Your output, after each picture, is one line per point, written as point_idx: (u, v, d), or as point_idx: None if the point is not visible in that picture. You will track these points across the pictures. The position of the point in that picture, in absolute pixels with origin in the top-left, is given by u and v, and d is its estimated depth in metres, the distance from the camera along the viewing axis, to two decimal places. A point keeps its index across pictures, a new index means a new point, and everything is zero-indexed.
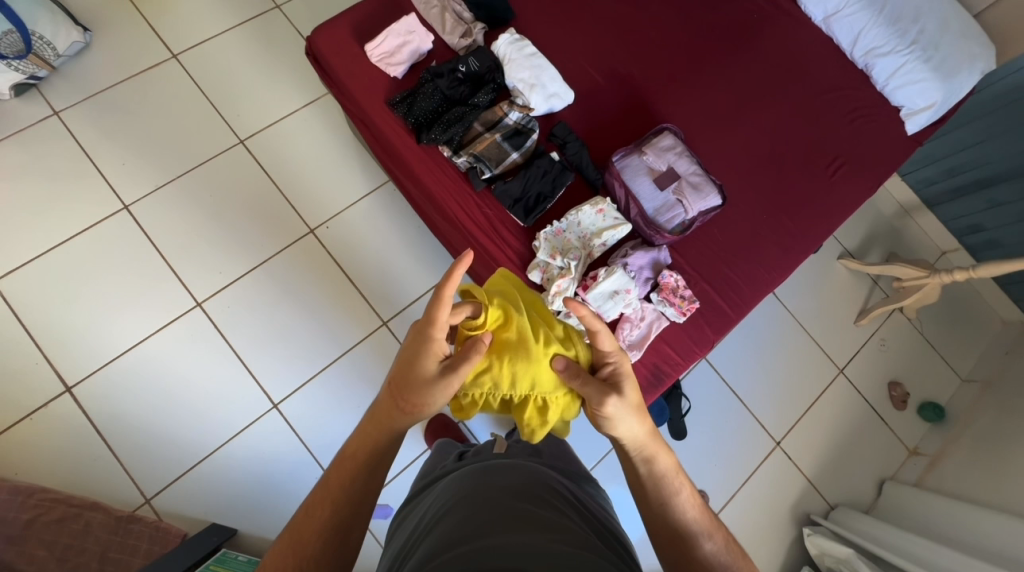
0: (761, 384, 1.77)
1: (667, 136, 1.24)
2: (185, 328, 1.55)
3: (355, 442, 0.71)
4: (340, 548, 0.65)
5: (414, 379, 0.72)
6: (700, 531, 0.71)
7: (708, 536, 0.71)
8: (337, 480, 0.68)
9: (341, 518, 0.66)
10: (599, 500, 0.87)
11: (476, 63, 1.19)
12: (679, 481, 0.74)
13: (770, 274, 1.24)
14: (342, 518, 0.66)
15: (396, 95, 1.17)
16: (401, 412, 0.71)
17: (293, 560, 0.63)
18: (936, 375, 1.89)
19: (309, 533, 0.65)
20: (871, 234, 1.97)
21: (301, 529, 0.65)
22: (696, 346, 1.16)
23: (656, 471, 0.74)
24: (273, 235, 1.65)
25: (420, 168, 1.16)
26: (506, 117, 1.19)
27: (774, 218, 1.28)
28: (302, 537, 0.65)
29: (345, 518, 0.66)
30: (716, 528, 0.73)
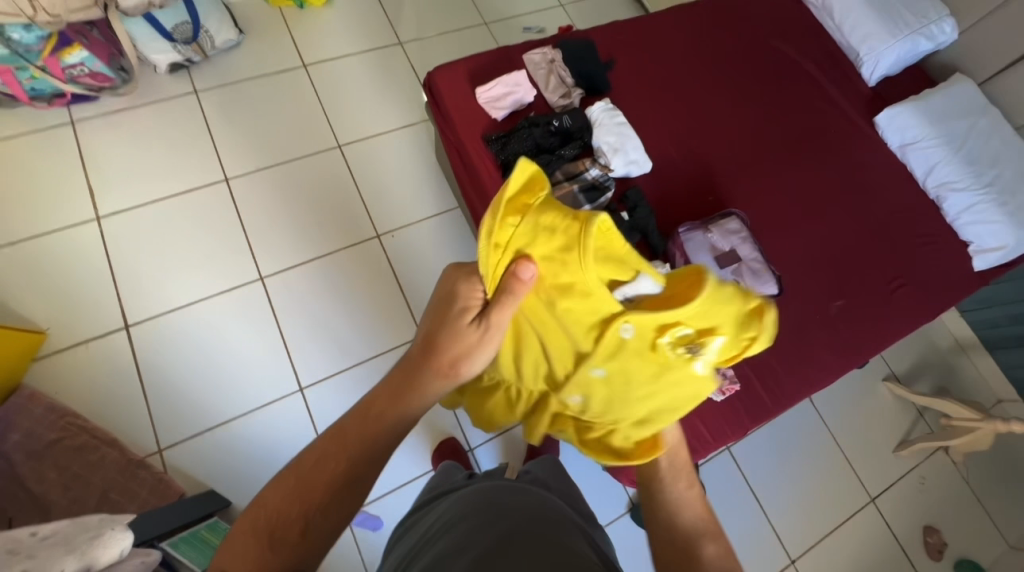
0: (784, 490, 1.67)
1: (734, 220, 1.30)
2: (244, 296, 1.65)
3: (380, 392, 0.67)
4: (343, 503, 0.60)
5: (452, 336, 0.70)
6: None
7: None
8: (354, 429, 0.64)
9: (352, 471, 0.61)
10: (608, 541, 0.81)
11: (570, 121, 1.32)
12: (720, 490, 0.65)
13: (816, 375, 1.22)
14: (353, 476, 0.61)
15: (493, 134, 1.30)
16: (440, 369, 0.69)
17: (296, 511, 0.58)
18: (977, 530, 1.73)
19: (319, 481, 0.60)
20: (921, 362, 1.91)
21: (311, 476, 0.60)
22: (730, 430, 1.14)
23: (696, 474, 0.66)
24: (343, 233, 1.78)
25: None
26: (586, 171, 1.28)
27: (827, 320, 1.29)
28: (310, 484, 0.60)
29: (354, 470, 0.61)
30: None
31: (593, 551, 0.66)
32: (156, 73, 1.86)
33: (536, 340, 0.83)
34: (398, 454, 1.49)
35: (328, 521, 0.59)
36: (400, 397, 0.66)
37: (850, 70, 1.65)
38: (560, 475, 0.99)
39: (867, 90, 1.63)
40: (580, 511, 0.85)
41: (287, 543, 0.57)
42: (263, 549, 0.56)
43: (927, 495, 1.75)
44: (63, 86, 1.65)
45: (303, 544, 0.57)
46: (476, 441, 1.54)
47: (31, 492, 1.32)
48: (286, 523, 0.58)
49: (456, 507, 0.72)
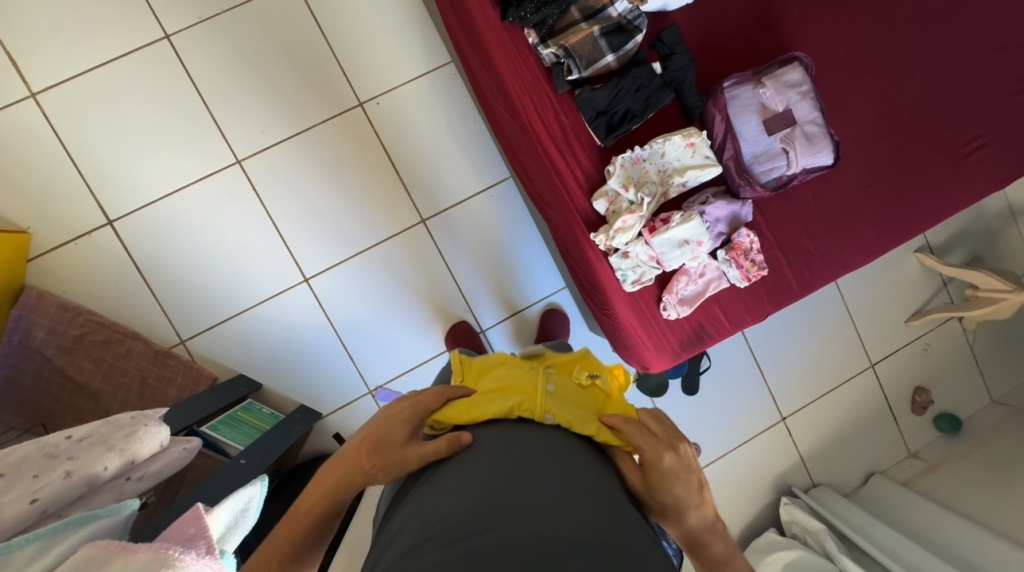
0: (787, 360, 1.73)
1: (795, 68, 1.03)
2: (224, 183, 1.50)
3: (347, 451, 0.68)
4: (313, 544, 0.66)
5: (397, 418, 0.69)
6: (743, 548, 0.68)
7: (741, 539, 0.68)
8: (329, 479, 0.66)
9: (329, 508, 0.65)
10: None
11: None
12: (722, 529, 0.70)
13: (853, 256, 1.11)
14: (326, 516, 0.65)
15: None
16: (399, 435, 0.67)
17: (282, 549, 0.63)
18: (966, 389, 1.82)
19: (298, 524, 0.64)
20: (962, 231, 1.76)
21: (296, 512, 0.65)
22: (748, 314, 1.09)
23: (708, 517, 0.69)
24: (319, 103, 1.52)
25: (498, 54, 0.99)
26: (611, 6, 0.99)
27: (881, 193, 1.12)
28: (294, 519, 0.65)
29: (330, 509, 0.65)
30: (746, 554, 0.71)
31: (606, 467, 0.66)
32: None
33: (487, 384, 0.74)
34: (413, 337, 1.60)
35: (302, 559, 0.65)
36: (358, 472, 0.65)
37: None
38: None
39: None
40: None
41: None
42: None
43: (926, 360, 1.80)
44: None
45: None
46: (487, 323, 1.62)
47: (75, 381, 1.41)
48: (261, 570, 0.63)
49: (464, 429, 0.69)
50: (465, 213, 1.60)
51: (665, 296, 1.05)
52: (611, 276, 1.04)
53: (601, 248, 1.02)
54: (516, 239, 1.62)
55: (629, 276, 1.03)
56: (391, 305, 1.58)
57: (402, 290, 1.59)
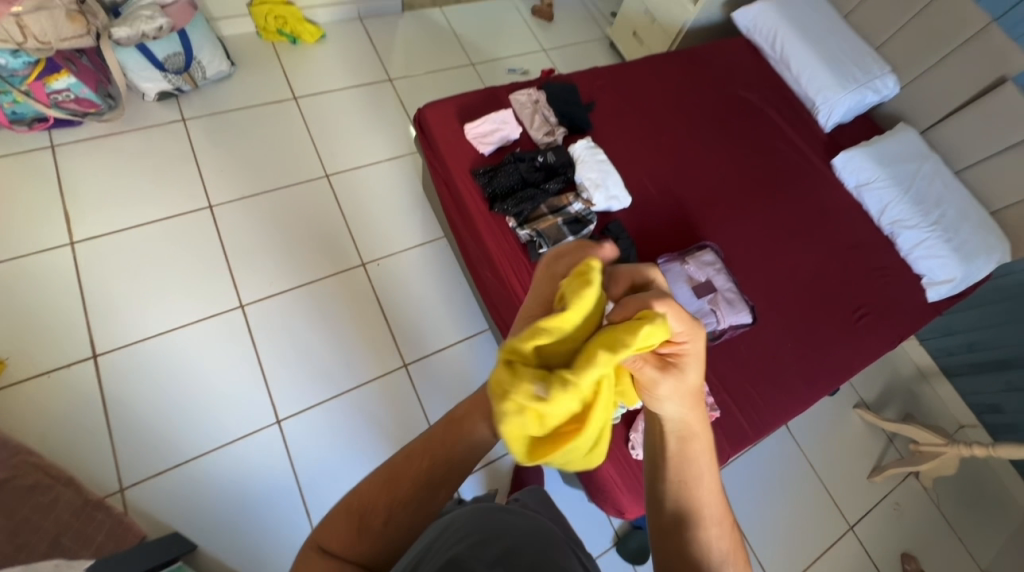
0: (766, 519, 1.69)
1: (709, 253, 1.36)
2: (222, 323, 1.62)
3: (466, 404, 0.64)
4: (431, 489, 0.61)
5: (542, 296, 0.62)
6: (721, 561, 0.61)
7: (720, 547, 0.62)
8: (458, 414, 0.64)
9: (436, 478, 0.61)
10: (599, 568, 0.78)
11: (553, 157, 1.39)
12: (707, 463, 0.64)
13: (790, 402, 1.27)
14: (436, 476, 0.61)
15: (480, 168, 1.36)
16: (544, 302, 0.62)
17: (383, 502, 0.60)
18: (951, 556, 1.77)
19: (407, 474, 0.61)
20: (888, 389, 1.99)
21: (397, 473, 0.61)
22: None
23: (682, 451, 0.64)
24: (327, 261, 1.78)
25: (486, 232, 1.29)
26: (569, 205, 1.34)
27: (799, 349, 1.35)
28: (396, 483, 0.60)
29: (439, 472, 0.61)
30: (727, 522, 0.65)
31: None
32: (144, 101, 1.87)
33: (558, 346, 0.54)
34: None
35: (410, 516, 0.60)
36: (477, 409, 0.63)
37: (808, 117, 1.79)
38: (548, 506, 0.97)
39: (824, 135, 1.77)
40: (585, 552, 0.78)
41: (375, 526, 0.59)
42: (352, 551, 0.58)
43: (901, 522, 1.79)
44: (46, 111, 1.64)
45: (387, 531, 0.59)
46: None
47: None
48: (372, 509, 0.60)
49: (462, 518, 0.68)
50: (446, 358, 1.73)
51: (632, 435, 1.13)
52: None
53: None
54: None
55: None
56: (360, 449, 1.55)
57: (375, 433, 1.57)
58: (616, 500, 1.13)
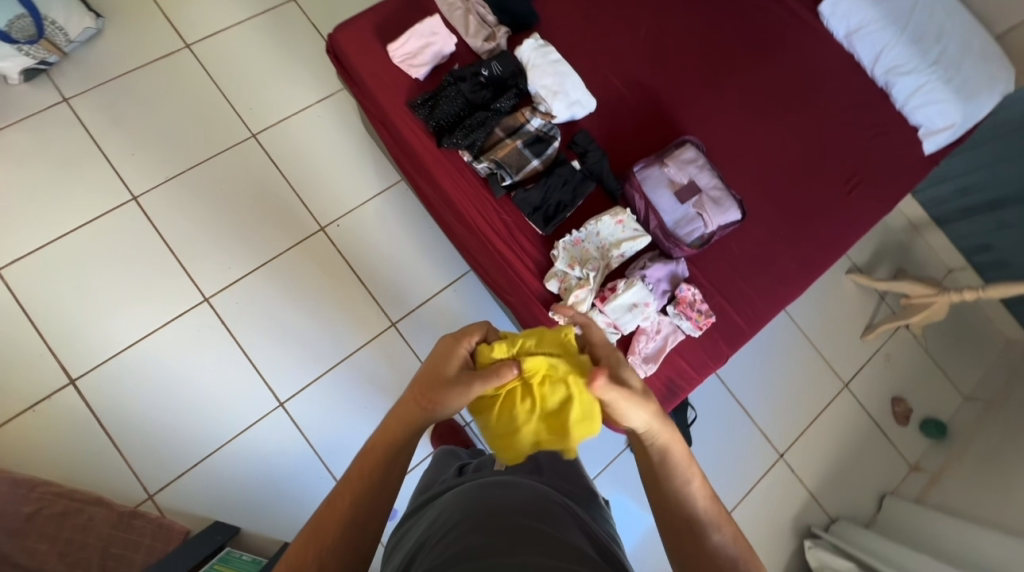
0: (766, 395, 1.78)
1: (689, 148, 1.21)
2: (192, 322, 1.53)
3: (374, 436, 0.70)
4: (353, 529, 0.64)
5: (432, 373, 0.71)
6: (732, 561, 0.67)
7: (730, 550, 0.68)
8: (377, 444, 0.70)
9: (359, 519, 0.65)
10: (609, 522, 0.77)
11: (500, 67, 1.18)
12: (690, 471, 0.72)
13: (786, 291, 1.23)
14: (360, 516, 0.65)
15: (417, 97, 1.16)
16: (420, 408, 0.69)
17: (311, 553, 0.62)
18: (938, 391, 1.89)
19: (330, 521, 0.65)
20: (880, 249, 1.97)
21: (323, 521, 0.65)
22: (711, 360, 1.15)
23: (667, 462, 0.71)
24: (282, 233, 1.63)
25: (440, 173, 1.14)
26: (527, 123, 1.17)
27: (792, 234, 1.28)
28: (322, 532, 0.64)
29: (359, 514, 0.65)
30: (725, 520, 0.70)
31: (592, 541, 0.63)
32: (9, 85, 1.57)
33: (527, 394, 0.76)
34: None
35: (338, 562, 0.63)
36: (397, 427, 0.69)
37: None
38: None
39: None
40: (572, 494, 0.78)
41: None
42: None
43: (892, 371, 1.89)
44: None
45: None
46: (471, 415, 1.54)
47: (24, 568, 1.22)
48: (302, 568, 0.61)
49: (455, 504, 0.66)
50: (434, 309, 1.68)
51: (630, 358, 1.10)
52: None
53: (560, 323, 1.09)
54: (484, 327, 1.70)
55: None
56: (369, 413, 1.57)
57: (381, 395, 1.59)
58: None
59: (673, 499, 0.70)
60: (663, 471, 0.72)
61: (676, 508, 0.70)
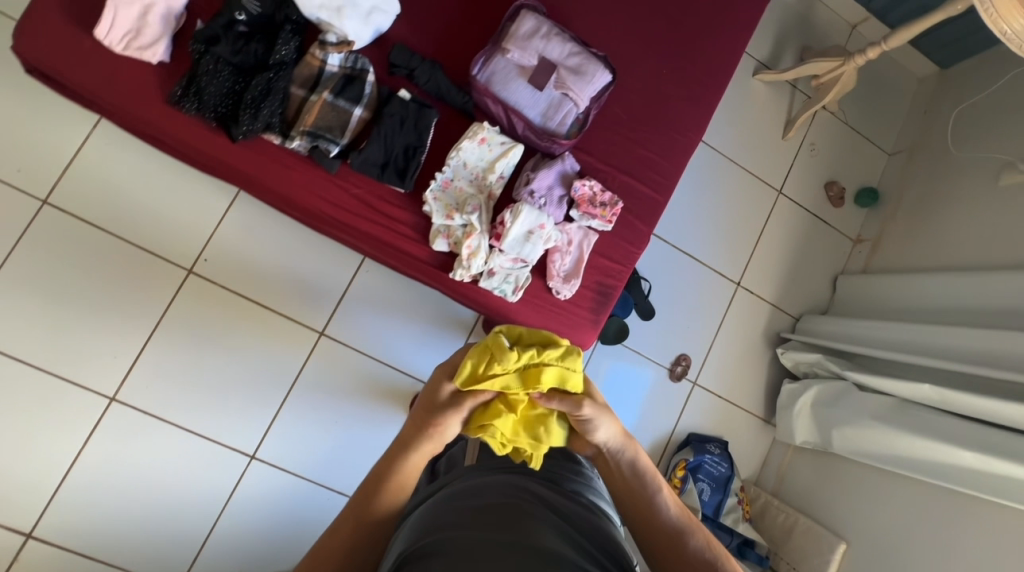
0: (709, 236, 1.76)
1: (526, 16, 0.97)
2: (114, 427, 1.38)
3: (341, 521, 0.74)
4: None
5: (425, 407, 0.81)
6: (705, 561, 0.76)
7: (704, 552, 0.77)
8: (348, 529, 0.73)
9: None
10: (580, 482, 0.84)
11: (256, 4, 0.89)
12: (658, 479, 0.83)
13: (687, 137, 1.11)
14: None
15: (174, 88, 0.88)
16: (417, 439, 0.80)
17: None
18: (865, 159, 1.89)
19: None
20: (781, 33, 1.80)
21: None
22: (633, 246, 1.07)
23: (637, 467, 0.83)
24: (151, 295, 1.41)
25: (256, 173, 0.91)
26: (326, 65, 0.92)
27: (676, 68, 1.11)
28: None
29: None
30: (695, 524, 0.81)
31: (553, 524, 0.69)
32: None
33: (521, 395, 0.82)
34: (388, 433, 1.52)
35: None
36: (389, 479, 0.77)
37: None
38: None
39: None
40: (539, 472, 0.84)
41: None
42: None
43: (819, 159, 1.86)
44: None
45: None
46: None
47: None
48: None
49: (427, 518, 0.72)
50: (355, 300, 1.53)
51: (552, 282, 1.02)
52: (493, 300, 0.99)
53: (467, 281, 0.97)
54: (416, 292, 1.59)
55: (508, 289, 0.98)
56: (345, 423, 1.52)
57: (345, 402, 1.52)
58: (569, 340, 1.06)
59: (645, 517, 0.81)
60: (637, 485, 0.83)
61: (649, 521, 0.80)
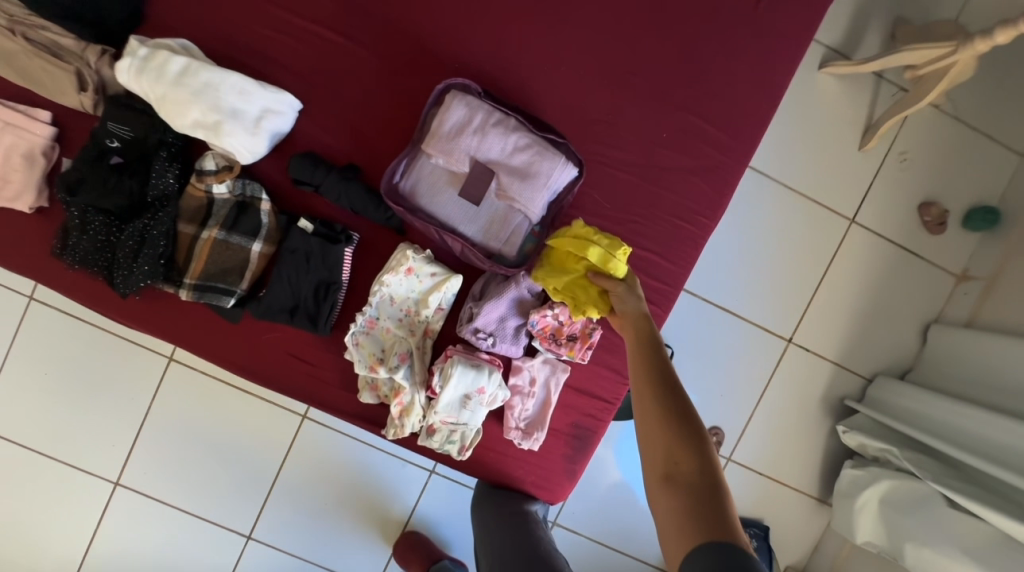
0: (756, 283, 1.38)
1: (453, 105, 0.74)
2: (122, 517, 1.09)
3: None
4: None
5: None
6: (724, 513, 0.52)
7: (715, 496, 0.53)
8: None
9: None
10: None
11: (123, 130, 0.73)
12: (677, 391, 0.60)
13: (696, 226, 0.82)
14: None
15: (54, 241, 0.76)
16: None
17: None
18: (983, 165, 1.39)
19: None
20: (862, 4, 1.31)
21: None
22: (621, 377, 0.83)
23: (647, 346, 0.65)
24: (110, 378, 1.08)
25: (157, 329, 0.79)
26: (212, 193, 0.75)
27: (680, 133, 0.81)
28: None
29: None
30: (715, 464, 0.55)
31: None
32: None
33: (570, 266, 0.73)
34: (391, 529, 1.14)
35: None
36: None
37: None
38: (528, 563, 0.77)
39: None
40: None
41: None
42: None
43: (913, 171, 1.38)
44: None
45: None
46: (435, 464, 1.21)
47: None
48: None
49: None
50: None
51: (512, 431, 0.81)
52: (437, 454, 0.82)
53: (403, 438, 0.80)
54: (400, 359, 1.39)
55: (453, 448, 0.79)
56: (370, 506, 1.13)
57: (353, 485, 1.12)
58: (545, 493, 0.86)
59: (658, 392, 0.59)
60: (651, 349, 0.65)
61: (662, 401, 0.59)
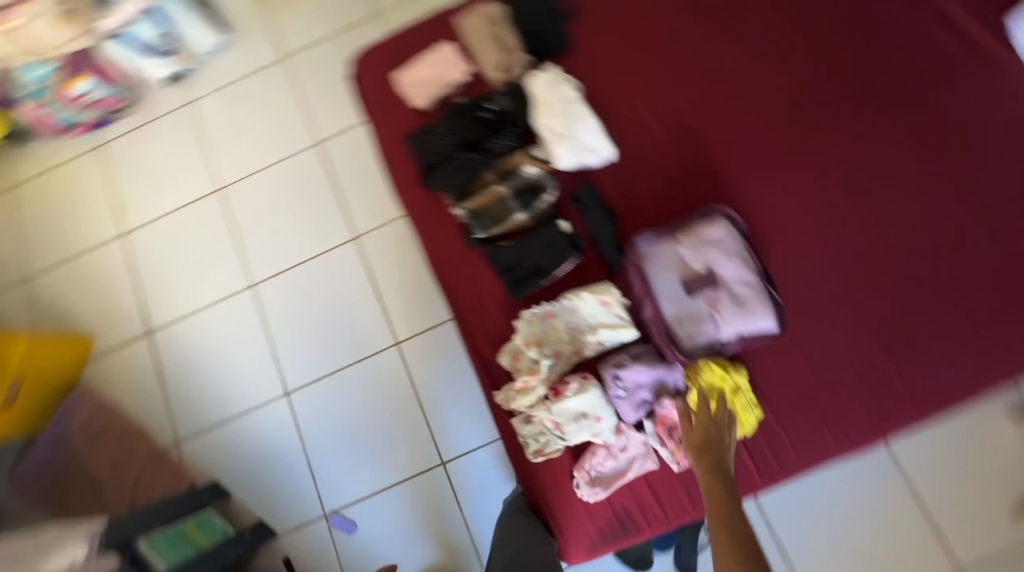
0: None
1: (719, 224, 0.93)
2: (242, 307, 1.46)
3: None
4: None
5: None
6: None
7: None
8: None
9: None
10: None
11: (507, 104, 1.05)
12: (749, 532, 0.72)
13: (832, 440, 0.89)
14: None
15: (414, 130, 1.08)
16: None
17: None
18: None
19: None
20: None
21: None
22: (691, 506, 0.89)
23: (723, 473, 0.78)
24: (320, 223, 1.47)
25: (420, 219, 1.05)
26: (523, 168, 1.02)
27: (863, 364, 0.91)
28: None
29: None
30: None
31: None
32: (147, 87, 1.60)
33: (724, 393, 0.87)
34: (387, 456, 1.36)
35: None
36: None
37: None
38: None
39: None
40: None
41: None
42: None
43: None
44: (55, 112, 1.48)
45: None
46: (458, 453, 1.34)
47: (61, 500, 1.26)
48: None
49: None
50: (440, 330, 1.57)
51: (577, 473, 0.89)
52: (514, 440, 0.94)
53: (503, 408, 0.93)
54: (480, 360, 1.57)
55: (531, 445, 0.91)
56: (385, 432, 1.36)
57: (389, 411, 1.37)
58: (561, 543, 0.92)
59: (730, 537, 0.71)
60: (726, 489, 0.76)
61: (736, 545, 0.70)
